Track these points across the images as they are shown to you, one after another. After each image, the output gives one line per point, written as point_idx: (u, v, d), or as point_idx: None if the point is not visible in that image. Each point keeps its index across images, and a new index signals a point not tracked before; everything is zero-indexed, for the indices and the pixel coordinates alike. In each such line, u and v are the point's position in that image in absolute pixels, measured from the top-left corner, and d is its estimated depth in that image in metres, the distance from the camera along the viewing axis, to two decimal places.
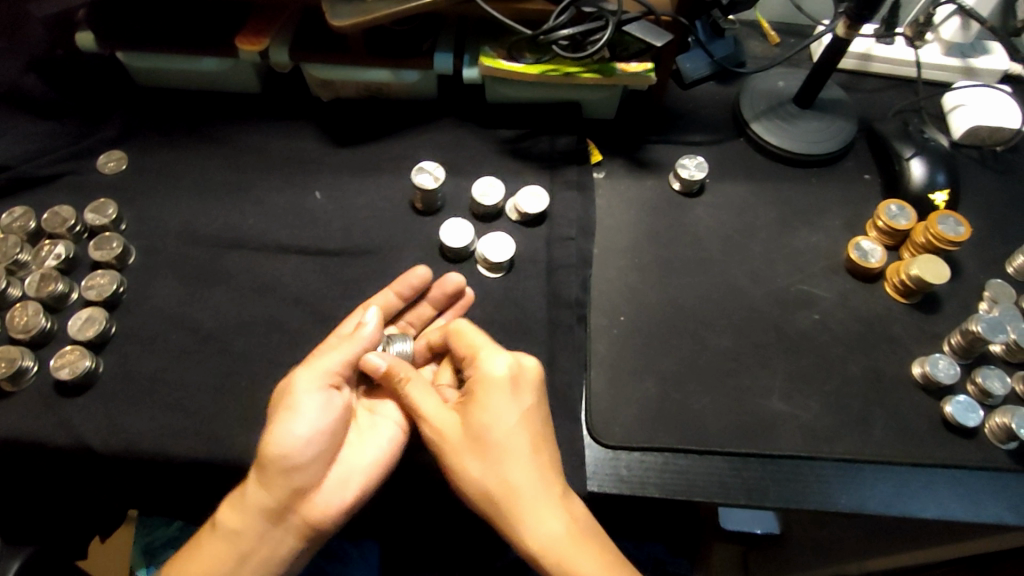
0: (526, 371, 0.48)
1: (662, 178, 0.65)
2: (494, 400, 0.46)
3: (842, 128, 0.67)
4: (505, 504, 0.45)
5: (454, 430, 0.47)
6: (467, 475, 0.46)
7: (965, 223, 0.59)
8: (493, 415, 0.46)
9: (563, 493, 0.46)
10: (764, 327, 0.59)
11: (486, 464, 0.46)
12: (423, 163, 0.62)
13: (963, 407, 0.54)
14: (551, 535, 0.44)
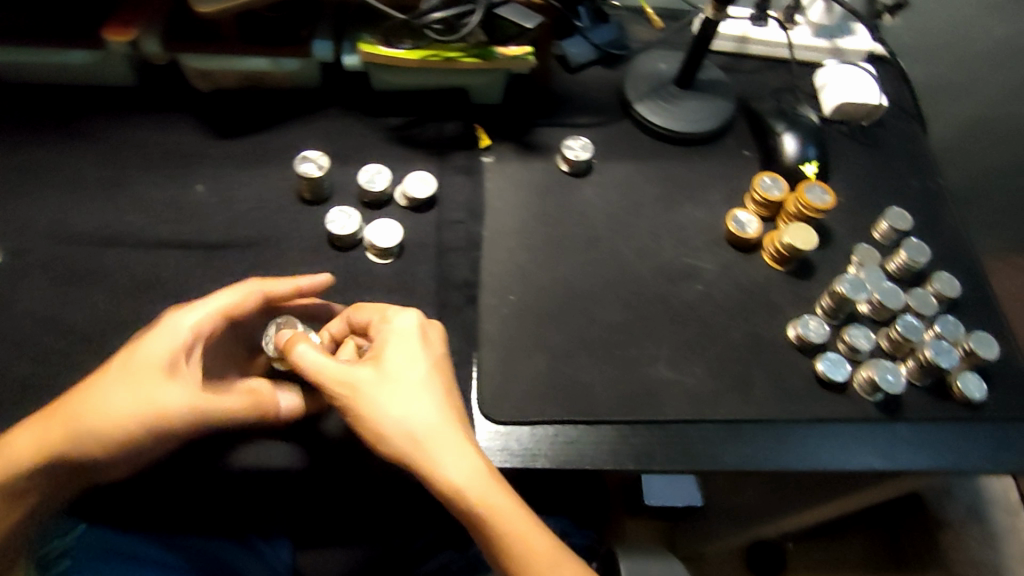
0: (432, 327, 0.50)
1: (550, 160, 0.67)
2: (410, 347, 0.48)
3: (720, 107, 0.70)
4: (420, 444, 0.45)
5: (370, 379, 0.47)
6: (382, 418, 0.45)
7: (830, 193, 0.63)
8: (408, 360, 0.48)
9: (473, 439, 0.47)
10: (649, 300, 0.60)
11: (401, 405, 0.45)
12: (305, 153, 0.61)
13: (832, 363, 0.58)
14: (468, 470, 0.44)
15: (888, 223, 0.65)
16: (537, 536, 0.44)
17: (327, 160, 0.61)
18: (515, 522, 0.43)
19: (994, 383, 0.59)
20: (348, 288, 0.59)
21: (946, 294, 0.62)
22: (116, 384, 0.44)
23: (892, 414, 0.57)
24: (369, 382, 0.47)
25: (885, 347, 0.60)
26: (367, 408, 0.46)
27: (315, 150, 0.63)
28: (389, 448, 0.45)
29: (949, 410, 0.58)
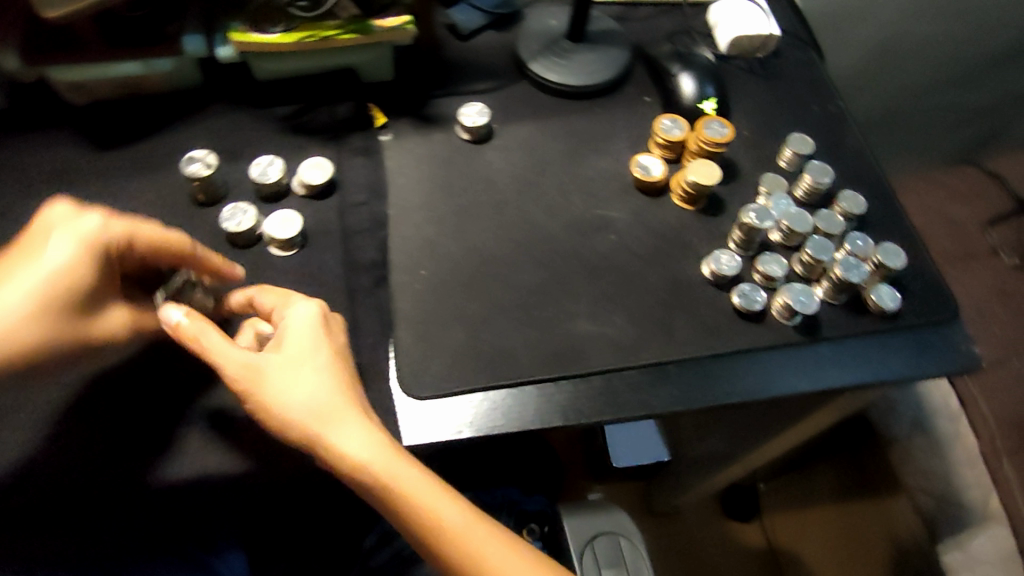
0: (332, 313, 0.50)
1: (450, 131, 0.66)
2: (311, 332, 0.48)
3: (616, 57, 0.70)
4: (322, 424, 0.45)
5: (271, 362, 0.46)
6: (287, 403, 0.45)
7: (728, 126, 0.63)
8: (310, 345, 0.47)
9: (375, 417, 0.47)
10: (563, 256, 0.60)
11: (306, 390, 0.46)
12: (190, 152, 0.59)
13: (747, 294, 0.58)
14: (372, 447, 0.45)
15: (791, 150, 0.65)
16: (451, 506, 0.45)
17: (215, 157, 0.59)
18: (427, 498, 0.45)
19: (907, 292, 0.60)
20: (253, 284, 0.57)
21: (852, 211, 0.62)
22: (11, 277, 0.45)
23: (813, 335, 0.58)
24: (273, 370, 0.46)
25: (800, 271, 0.61)
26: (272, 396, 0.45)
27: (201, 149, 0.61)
28: (292, 432, 0.45)
29: (867, 324, 0.58)
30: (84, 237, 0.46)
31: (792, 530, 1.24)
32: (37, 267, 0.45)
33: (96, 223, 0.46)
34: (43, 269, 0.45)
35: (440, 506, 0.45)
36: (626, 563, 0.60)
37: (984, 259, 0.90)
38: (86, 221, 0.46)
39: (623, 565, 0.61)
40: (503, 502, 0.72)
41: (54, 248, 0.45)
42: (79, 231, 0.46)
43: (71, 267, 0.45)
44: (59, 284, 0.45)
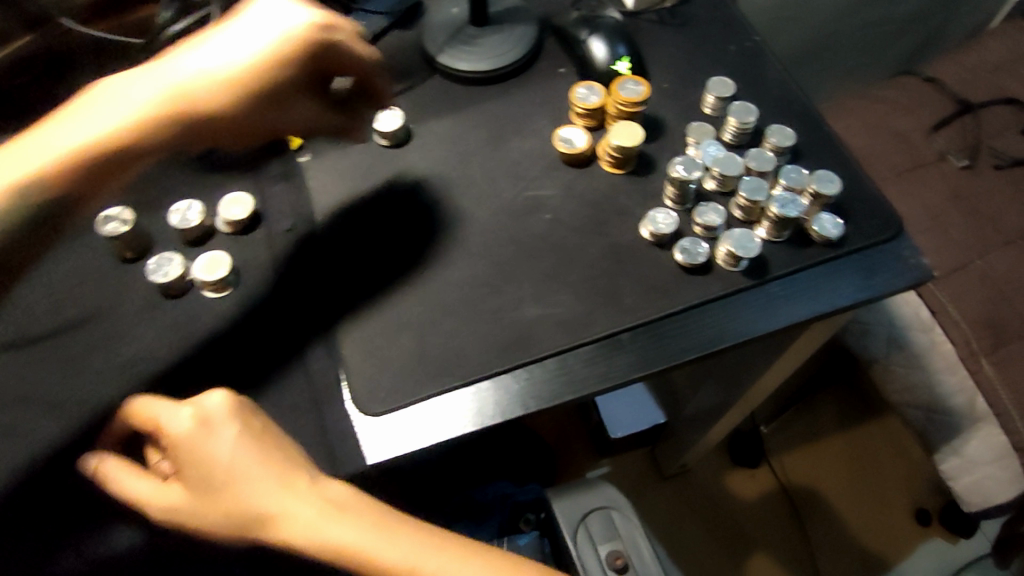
0: (212, 409, 0.47)
1: (367, 139, 0.64)
2: (200, 450, 0.47)
3: (523, 34, 0.68)
4: (255, 522, 0.45)
5: (183, 496, 0.47)
6: (218, 520, 0.46)
7: (643, 83, 0.63)
8: (206, 461, 0.46)
9: (305, 480, 0.47)
10: (500, 245, 0.59)
11: (226, 504, 0.46)
12: (105, 211, 0.57)
13: (688, 249, 0.57)
14: (308, 523, 0.45)
15: (713, 95, 0.64)
16: (397, 551, 0.44)
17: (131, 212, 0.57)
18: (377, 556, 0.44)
19: (850, 215, 0.60)
20: (193, 332, 0.56)
21: (782, 145, 0.62)
22: (141, 75, 0.52)
23: (761, 277, 0.57)
24: (191, 498, 0.46)
25: (739, 215, 0.60)
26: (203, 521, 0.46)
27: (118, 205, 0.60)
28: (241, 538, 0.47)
29: (813, 255, 0.58)
30: (272, 52, 0.53)
31: (804, 466, 1.23)
32: (206, 49, 0.53)
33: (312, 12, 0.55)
34: (253, 47, 0.53)
35: (394, 556, 0.44)
36: (620, 534, 0.61)
37: (934, 165, 0.89)
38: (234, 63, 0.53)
39: (621, 538, 0.60)
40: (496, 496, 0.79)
41: (269, 46, 0.53)
42: (299, 25, 0.54)
43: (237, 77, 0.53)
44: (235, 71, 0.53)
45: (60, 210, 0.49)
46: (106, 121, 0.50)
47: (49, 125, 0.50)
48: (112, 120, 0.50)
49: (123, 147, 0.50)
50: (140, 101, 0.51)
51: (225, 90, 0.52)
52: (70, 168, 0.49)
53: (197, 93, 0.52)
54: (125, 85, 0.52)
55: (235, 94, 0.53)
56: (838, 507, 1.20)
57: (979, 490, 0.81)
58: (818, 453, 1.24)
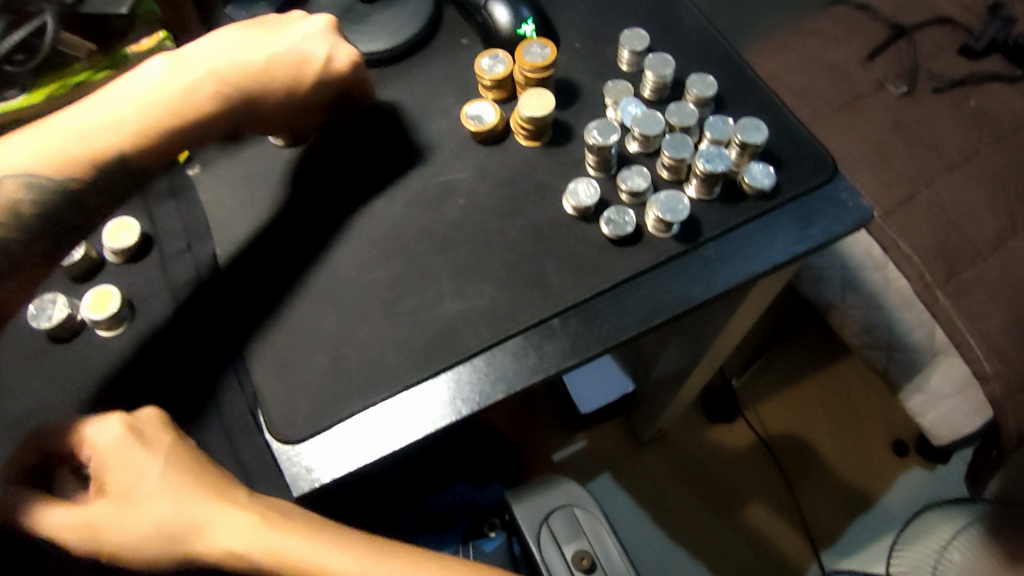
0: (143, 416, 0.45)
1: (261, 140, 0.59)
2: (125, 457, 0.43)
3: (417, 8, 0.63)
4: (183, 536, 0.41)
5: (100, 511, 0.42)
6: (139, 533, 0.41)
7: (549, 45, 0.57)
8: (131, 469, 0.42)
9: (241, 493, 0.44)
10: (414, 239, 0.55)
11: (152, 512, 0.41)
12: None
13: (615, 219, 0.53)
14: (246, 532, 0.41)
15: (626, 50, 0.60)
16: (344, 558, 0.41)
17: None
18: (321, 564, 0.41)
19: (781, 162, 0.56)
20: (89, 377, 0.51)
21: (704, 95, 0.57)
22: (261, 39, 0.53)
23: (695, 240, 0.53)
24: (109, 513, 0.41)
25: (666, 176, 0.56)
26: (120, 536, 0.41)
27: None
28: (158, 561, 0.41)
29: (747, 209, 0.54)
30: (329, 52, 0.54)
31: (778, 415, 1.22)
32: (229, 40, 0.52)
33: (347, 46, 0.55)
34: (251, 58, 0.51)
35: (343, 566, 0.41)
36: (585, 532, 0.57)
37: (873, 95, 0.86)
38: (341, 47, 0.55)
39: (582, 534, 0.57)
40: (458, 502, 0.75)
41: (321, 46, 0.54)
42: (319, 32, 0.55)
43: (235, 83, 0.50)
44: (261, 69, 0.51)
45: (66, 229, 0.47)
46: (147, 94, 0.48)
47: (112, 92, 0.48)
48: (179, 87, 0.49)
49: (159, 136, 0.48)
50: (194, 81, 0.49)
51: (205, 103, 0.49)
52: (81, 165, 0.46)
53: (181, 99, 0.49)
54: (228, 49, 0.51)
55: (271, 86, 0.52)
56: (817, 450, 1.19)
57: (947, 421, 0.79)
58: (791, 398, 1.23)
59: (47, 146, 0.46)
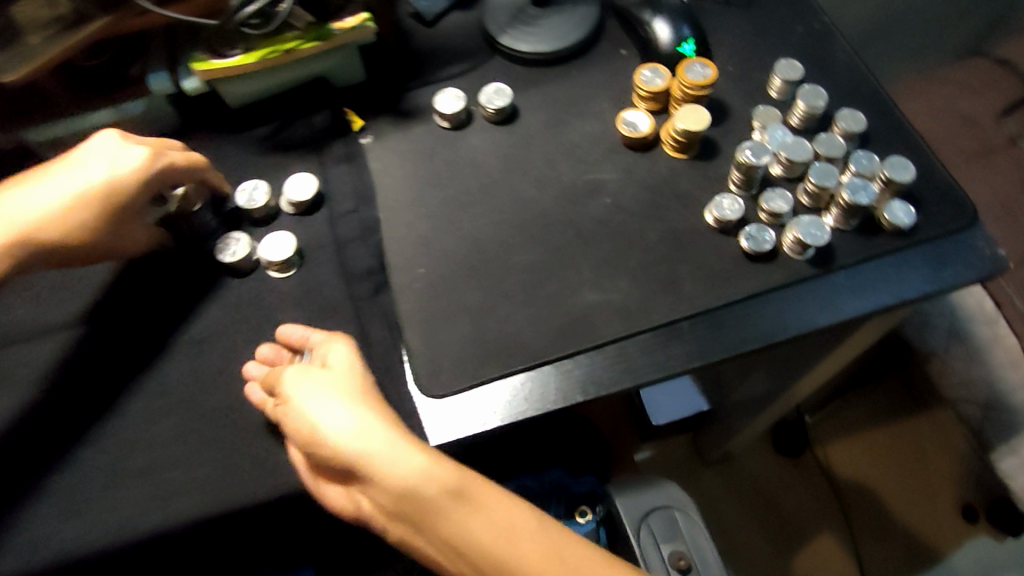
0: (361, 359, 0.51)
1: (429, 122, 0.65)
2: (351, 368, 0.48)
3: (585, 15, 0.68)
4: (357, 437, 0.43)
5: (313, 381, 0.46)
6: (315, 425, 0.44)
7: (711, 66, 0.61)
8: (350, 376, 0.47)
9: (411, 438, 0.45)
10: (559, 228, 0.59)
11: (332, 412, 0.44)
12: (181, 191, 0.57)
13: (755, 235, 0.56)
14: (409, 465, 0.41)
15: (779, 78, 0.63)
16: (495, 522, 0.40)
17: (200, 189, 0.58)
18: (474, 530, 0.40)
19: (920, 203, 0.58)
20: (255, 312, 0.57)
21: (853, 130, 0.60)
22: None
23: (828, 266, 0.56)
24: (302, 391, 0.45)
25: (806, 202, 0.58)
26: (303, 421, 0.45)
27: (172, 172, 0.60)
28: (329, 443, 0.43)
29: (882, 244, 0.56)
30: None
31: (850, 455, 1.21)
32: None
33: None
34: None
35: (485, 536, 0.40)
36: (682, 536, 0.59)
37: (1004, 151, 0.86)
38: None
39: (680, 538, 0.59)
40: (553, 488, 0.74)
41: None
42: None
43: (112, 184, 0.53)
44: None
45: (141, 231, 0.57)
46: (31, 206, 0.52)
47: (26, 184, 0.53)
48: (89, 186, 0.52)
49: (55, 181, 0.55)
50: (92, 173, 0.53)
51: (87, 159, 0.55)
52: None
53: (98, 182, 0.53)
54: (101, 143, 0.54)
55: (117, 191, 0.53)
56: (883, 497, 1.18)
57: None
58: (864, 441, 1.22)
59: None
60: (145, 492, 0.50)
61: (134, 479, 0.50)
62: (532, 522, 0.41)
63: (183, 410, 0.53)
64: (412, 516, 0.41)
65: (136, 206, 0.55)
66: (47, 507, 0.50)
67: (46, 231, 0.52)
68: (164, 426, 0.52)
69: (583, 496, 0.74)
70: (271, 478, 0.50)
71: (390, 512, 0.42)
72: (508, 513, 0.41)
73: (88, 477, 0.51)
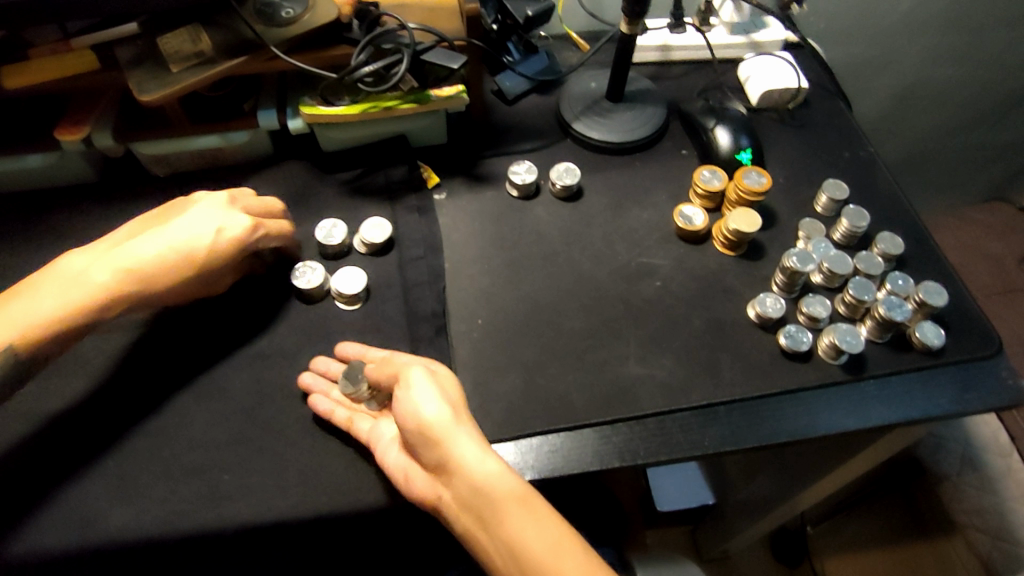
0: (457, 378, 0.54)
1: (501, 188, 0.70)
2: (454, 381, 0.51)
3: (653, 114, 0.73)
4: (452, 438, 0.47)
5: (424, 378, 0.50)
6: (417, 414, 0.48)
7: (766, 175, 0.66)
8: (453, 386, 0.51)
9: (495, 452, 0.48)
10: (611, 302, 0.63)
11: (431, 404, 0.48)
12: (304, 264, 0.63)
13: (794, 335, 0.60)
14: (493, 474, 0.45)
15: (826, 195, 0.68)
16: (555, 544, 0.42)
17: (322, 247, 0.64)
18: (534, 539, 0.42)
19: (949, 327, 0.62)
20: (321, 338, 0.61)
21: (891, 252, 0.64)
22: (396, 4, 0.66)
23: (859, 373, 0.59)
24: (413, 383, 0.49)
25: (843, 311, 0.63)
26: (405, 407, 0.49)
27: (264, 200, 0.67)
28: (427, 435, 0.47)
29: (911, 360, 0.60)
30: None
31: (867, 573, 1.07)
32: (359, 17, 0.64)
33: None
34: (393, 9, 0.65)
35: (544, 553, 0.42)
36: None
37: None
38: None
39: None
40: None
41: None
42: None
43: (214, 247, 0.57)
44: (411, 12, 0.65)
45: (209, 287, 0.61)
46: (135, 261, 0.55)
47: (133, 242, 0.56)
48: (191, 250, 0.56)
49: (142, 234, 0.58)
50: (197, 236, 0.56)
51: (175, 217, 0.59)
52: (74, 318, 0.53)
53: (202, 247, 0.56)
54: (208, 209, 0.58)
55: (219, 254, 0.57)
56: None
57: None
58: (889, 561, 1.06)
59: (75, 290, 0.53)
60: (194, 492, 0.53)
61: (186, 479, 0.54)
62: (584, 545, 0.43)
63: (240, 420, 0.56)
64: (483, 515, 0.45)
65: (227, 265, 0.59)
66: (101, 495, 0.52)
67: (144, 283, 0.55)
68: (223, 431, 0.55)
69: None
70: (316, 495, 0.53)
71: (465, 507, 0.46)
72: (566, 531, 0.43)
73: (143, 471, 0.54)
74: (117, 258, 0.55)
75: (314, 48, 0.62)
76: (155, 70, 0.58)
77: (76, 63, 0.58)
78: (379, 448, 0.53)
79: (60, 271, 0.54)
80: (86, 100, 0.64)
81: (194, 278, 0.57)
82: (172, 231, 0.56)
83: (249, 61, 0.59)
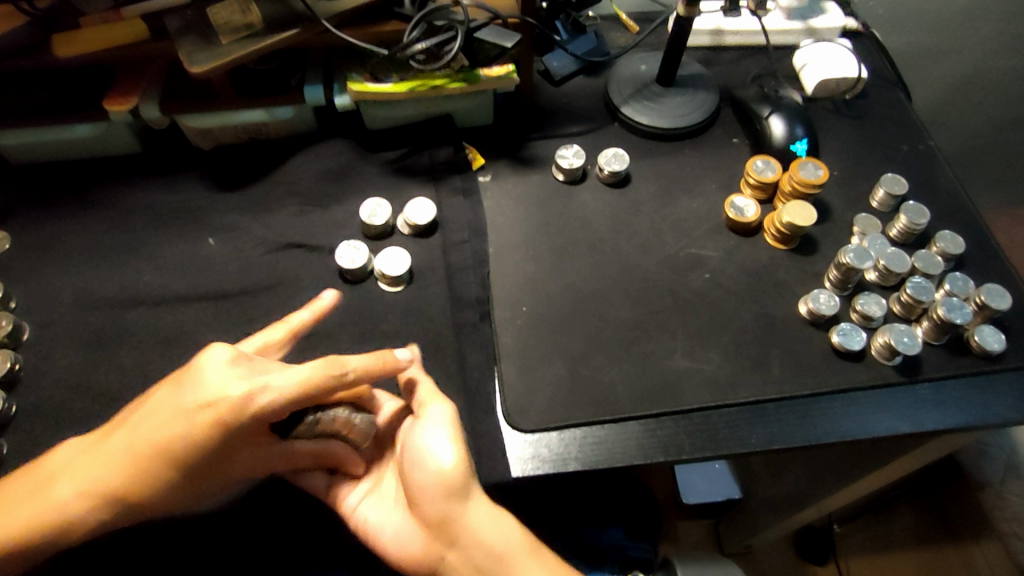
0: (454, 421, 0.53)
1: (547, 172, 0.69)
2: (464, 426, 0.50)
3: (704, 100, 0.71)
4: (464, 492, 0.46)
5: (447, 414, 0.48)
6: (435, 467, 0.46)
7: (823, 168, 0.64)
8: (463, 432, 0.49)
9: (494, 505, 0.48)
10: (659, 293, 0.61)
11: (446, 452, 0.46)
12: (353, 241, 0.62)
13: (848, 334, 0.58)
14: (504, 532, 0.45)
15: (883, 190, 0.66)
16: None
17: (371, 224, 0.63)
18: None
19: (1009, 332, 0.60)
20: (363, 318, 0.60)
21: (951, 252, 0.62)
22: None
23: (914, 376, 0.57)
24: (434, 425, 0.48)
25: (898, 311, 0.61)
26: (420, 459, 0.47)
27: (261, 208, 0.66)
28: (441, 485, 0.46)
29: (969, 364, 0.58)
30: None
31: (901, 569, 1.05)
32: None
33: None
34: None
35: None
36: None
37: None
38: None
39: None
40: (610, 545, 0.70)
41: None
42: None
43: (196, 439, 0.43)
44: None
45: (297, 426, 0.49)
46: (104, 471, 0.45)
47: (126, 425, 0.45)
48: (156, 439, 0.43)
49: (143, 464, 0.44)
50: (185, 415, 0.43)
51: (158, 445, 0.43)
52: (71, 518, 0.45)
53: (184, 429, 0.43)
54: (220, 372, 0.43)
55: (200, 443, 0.43)
56: None
57: None
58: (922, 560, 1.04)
59: (61, 491, 0.45)
60: None
61: None
62: None
63: None
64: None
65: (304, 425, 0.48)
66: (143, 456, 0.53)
67: (118, 497, 0.45)
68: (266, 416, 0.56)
69: (638, 560, 0.69)
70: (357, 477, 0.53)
71: (467, 565, 0.46)
72: None
73: None
74: (88, 465, 0.45)
75: (366, 23, 0.61)
76: (205, 42, 0.57)
77: (125, 34, 0.57)
78: (350, 503, 0.53)
79: (87, 459, 0.46)
80: (133, 70, 0.63)
81: (218, 459, 0.45)
82: (170, 405, 0.43)
83: (302, 34, 0.58)
